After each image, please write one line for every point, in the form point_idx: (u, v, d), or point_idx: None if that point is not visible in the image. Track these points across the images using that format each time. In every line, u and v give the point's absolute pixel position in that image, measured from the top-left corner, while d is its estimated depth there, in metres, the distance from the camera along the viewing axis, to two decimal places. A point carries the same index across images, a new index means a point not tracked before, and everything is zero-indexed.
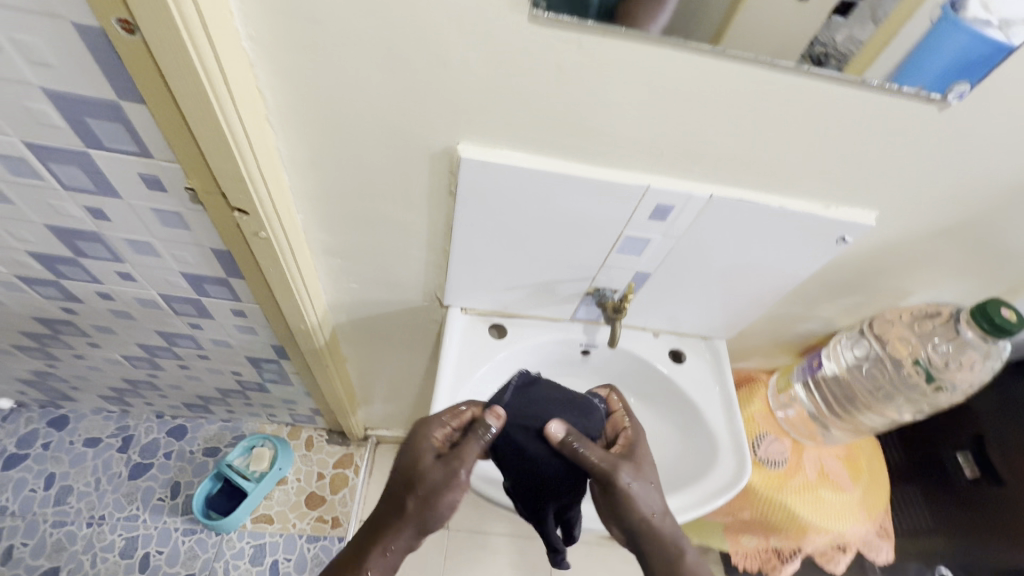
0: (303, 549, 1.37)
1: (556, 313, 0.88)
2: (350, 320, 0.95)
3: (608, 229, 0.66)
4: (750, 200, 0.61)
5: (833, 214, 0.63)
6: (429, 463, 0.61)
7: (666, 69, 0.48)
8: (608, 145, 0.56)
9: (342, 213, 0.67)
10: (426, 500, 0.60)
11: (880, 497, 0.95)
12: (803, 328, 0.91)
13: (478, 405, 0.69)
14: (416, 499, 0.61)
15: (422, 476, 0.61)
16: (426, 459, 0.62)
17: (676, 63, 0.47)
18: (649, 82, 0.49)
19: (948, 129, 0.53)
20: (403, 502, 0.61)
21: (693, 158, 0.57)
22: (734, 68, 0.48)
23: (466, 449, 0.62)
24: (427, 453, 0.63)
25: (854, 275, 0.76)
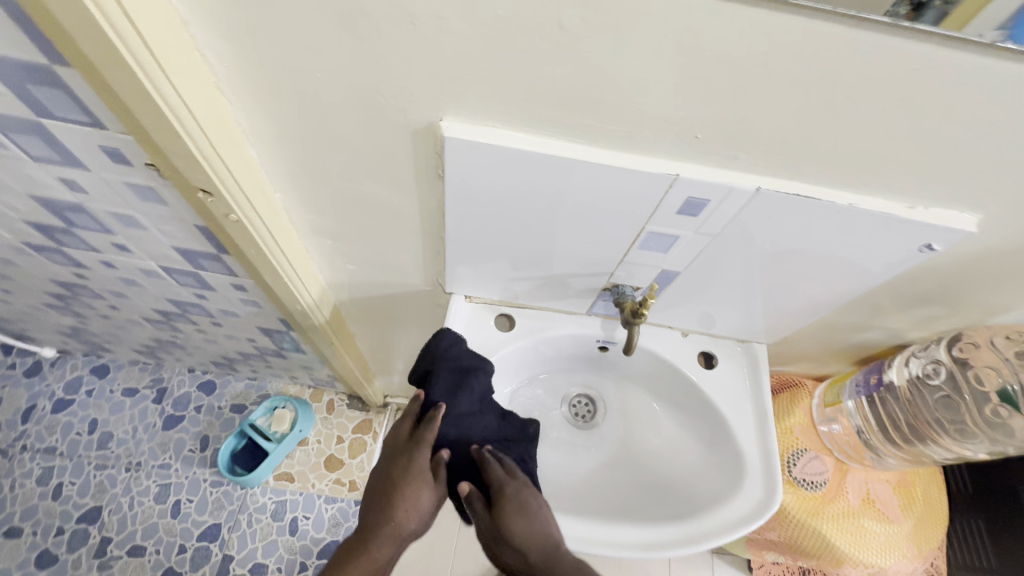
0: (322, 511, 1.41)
1: (571, 306, 0.78)
2: (354, 298, 0.89)
3: (628, 222, 0.55)
4: (811, 195, 0.49)
5: (921, 216, 0.49)
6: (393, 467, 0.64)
7: (701, 25, 0.36)
8: (629, 126, 0.44)
9: (324, 192, 0.60)
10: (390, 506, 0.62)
11: (935, 530, 0.83)
12: (863, 337, 0.77)
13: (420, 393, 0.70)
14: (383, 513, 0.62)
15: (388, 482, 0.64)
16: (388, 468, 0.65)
17: (717, 17, 0.35)
18: (680, 43, 0.37)
19: None
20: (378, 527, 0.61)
21: (739, 142, 0.45)
22: (799, 26, 0.35)
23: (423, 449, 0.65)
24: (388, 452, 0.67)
25: (935, 285, 0.62)
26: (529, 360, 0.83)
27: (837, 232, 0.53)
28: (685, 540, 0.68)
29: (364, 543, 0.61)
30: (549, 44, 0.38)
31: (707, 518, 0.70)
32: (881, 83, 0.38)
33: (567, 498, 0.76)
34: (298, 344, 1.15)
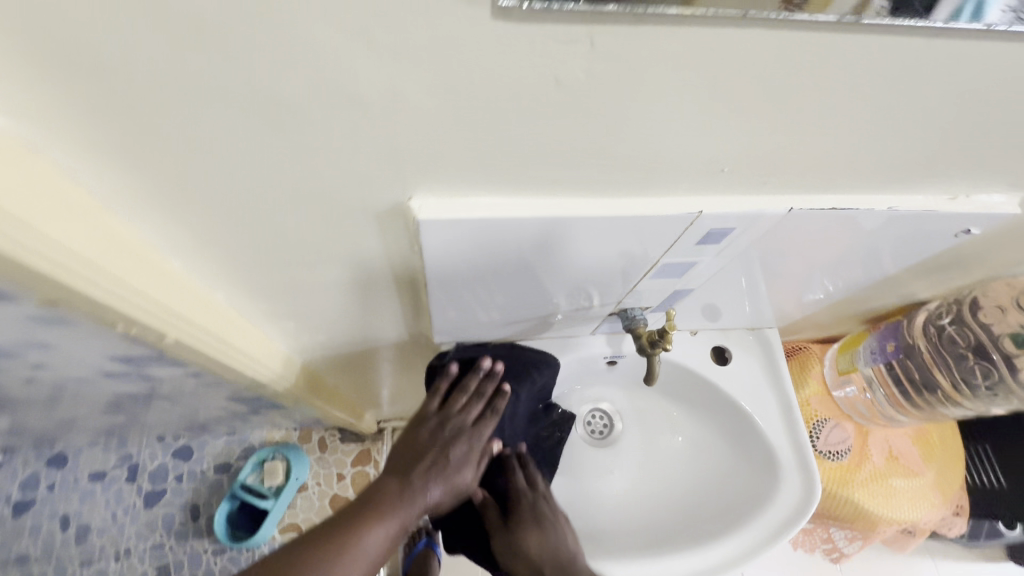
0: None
1: (574, 330, 0.72)
2: (331, 357, 0.80)
3: (640, 259, 0.48)
4: (849, 206, 0.43)
5: (963, 207, 0.44)
6: (447, 438, 0.60)
7: (735, 59, 0.28)
8: (644, 172, 0.37)
9: (276, 282, 0.50)
10: (436, 475, 0.58)
11: (956, 474, 0.84)
12: (873, 304, 0.74)
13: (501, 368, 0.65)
14: (424, 476, 0.58)
15: (434, 448, 0.60)
16: (439, 433, 0.61)
17: (754, 48, 0.27)
18: (708, 81, 0.29)
19: None
20: (422, 484, 0.57)
21: (772, 168, 0.38)
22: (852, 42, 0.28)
23: (482, 434, 0.62)
24: (439, 414, 0.62)
25: (955, 256, 0.58)
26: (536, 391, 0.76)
27: (868, 232, 0.48)
28: (733, 559, 0.67)
29: (395, 493, 0.55)
30: (546, 107, 0.29)
31: (750, 528, 0.68)
32: (942, 89, 0.32)
33: (608, 535, 0.72)
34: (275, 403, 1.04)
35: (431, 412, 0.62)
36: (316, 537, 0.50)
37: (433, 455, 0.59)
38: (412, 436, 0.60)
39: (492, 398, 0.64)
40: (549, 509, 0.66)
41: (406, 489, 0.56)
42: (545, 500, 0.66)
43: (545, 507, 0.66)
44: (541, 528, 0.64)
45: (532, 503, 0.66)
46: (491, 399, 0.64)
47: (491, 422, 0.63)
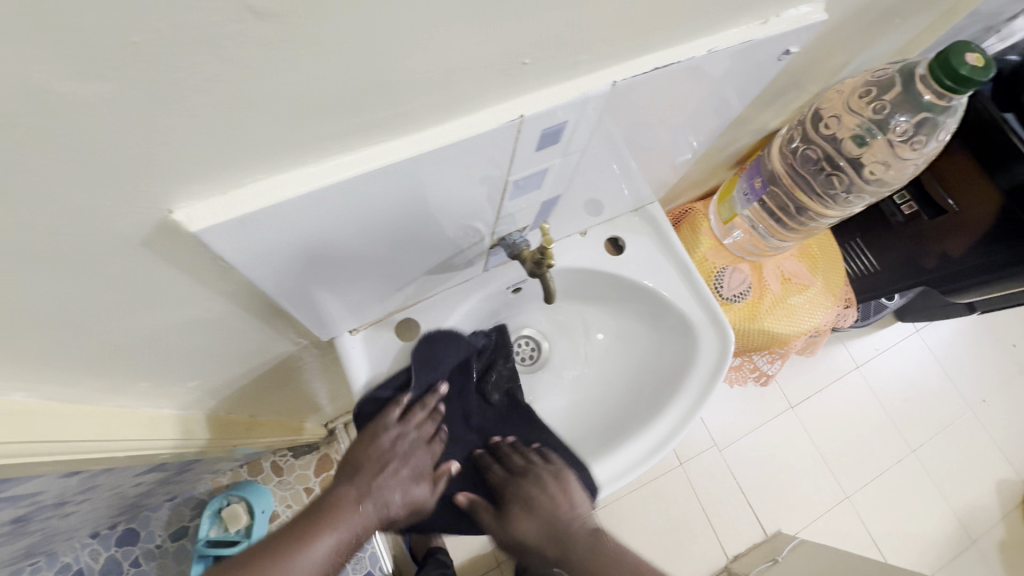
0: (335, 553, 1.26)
1: (465, 276, 0.68)
2: (227, 395, 0.72)
3: (481, 188, 0.44)
4: (674, 60, 0.39)
5: (778, 27, 0.43)
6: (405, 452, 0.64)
7: None
8: (436, 95, 0.31)
9: (85, 356, 0.41)
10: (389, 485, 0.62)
11: (840, 273, 0.93)
12: (734, 148, 0.76)
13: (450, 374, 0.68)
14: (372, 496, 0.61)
15: (387, 472, 0.62)
16: (395, 448, 0.63)
17: None
18: None
19: None
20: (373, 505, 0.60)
21: (575, 48, 0.34)
22: None
23: (432, 453, 0.66)
24: (400, 426, 0.64)
25: (789, 76, 0.59)
26: None
27: (703, 79, 0.46)
28: (680, 423, 0.71)
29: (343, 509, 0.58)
30: (264, 50, 0.23)
31: (687, 390, 0.72)
32: None
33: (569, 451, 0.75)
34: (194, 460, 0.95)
35: (389, 423, 0.63)
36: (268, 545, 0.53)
37: (386, 470, 0.62)
38: (367, 449, 0.63)
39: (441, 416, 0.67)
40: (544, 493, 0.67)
41: (357, 505, 0.59)
42: (539, 479, 0.68)
43: (536, 489, 0.67)
44: (529, 515, 0.67)
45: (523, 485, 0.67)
46: (441, 414, 0.67)
47: (441, 442, 0.67)
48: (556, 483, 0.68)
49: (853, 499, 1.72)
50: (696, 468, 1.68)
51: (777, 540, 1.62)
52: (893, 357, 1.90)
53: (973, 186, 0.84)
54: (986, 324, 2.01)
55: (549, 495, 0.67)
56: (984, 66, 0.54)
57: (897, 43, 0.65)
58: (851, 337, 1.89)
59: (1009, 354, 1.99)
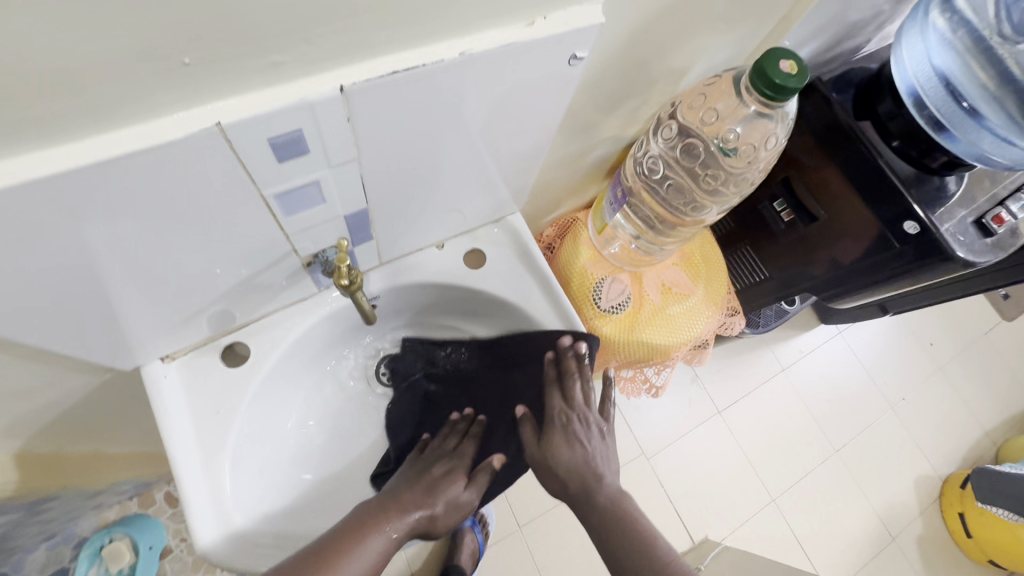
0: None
1: (298, 293, 0.63)
2: (38, 436, 0.64)
3: (231, 201, 0.39)
4: (419, 63, 0.36)
5: (546, 29, 0.40)
6: (438, 462, 0.67)
7: None
8: (67, 97, 0.27)
9: None
10: (431, 485, 0.64)
11: (723, 282, 0.92)
12: (594, 156, 0.74)
13: (403, 398, 0.74)
14: (420, 500, 0.62)
15: (424, 476, 0.64)
16: (421, 461, 0.67)
17: None
18: None
19: None
20: (419, 492, 0.62)
21: (263, 45, 0.30)
22: None
23: (462, 455, 0.68)
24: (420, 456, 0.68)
25: (620, 81, 0.58)
26: (294, 371, 0.68)
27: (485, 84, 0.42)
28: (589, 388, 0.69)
29: (387, 507, 0.59)
30: None
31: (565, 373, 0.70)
32: None
33: None
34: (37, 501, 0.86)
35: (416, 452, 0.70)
36: (330, 544, 0.53)
37: (423, 479, 0.64)
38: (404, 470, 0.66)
39: (462, 426, 0.72)
40: (589, 416, 0.68)
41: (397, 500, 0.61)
42: (560, 415, 0.67)
43: (555, 421, 0.67)
44: (563, 444, 0.66)
45: (561, 418, 0.67)
46: (461, 423, 0.72)
47: (471, 440, 0.70)
48: (581, 391, 0.68)
49: (778, 502, 1.74)
50: (624, 477, 1.65)
51: (703, 547, 1.61)
52: (818, 359, 1.93)
53: (839, 197, 0.84)
54: (906, 324, 2.07)
55: (581, 423, 0.67)
56: (797, 74, 0.53)
57: (736, 49, 0.64)
58: (777, 341, 1.92)
59: (928, 353, 2.05)
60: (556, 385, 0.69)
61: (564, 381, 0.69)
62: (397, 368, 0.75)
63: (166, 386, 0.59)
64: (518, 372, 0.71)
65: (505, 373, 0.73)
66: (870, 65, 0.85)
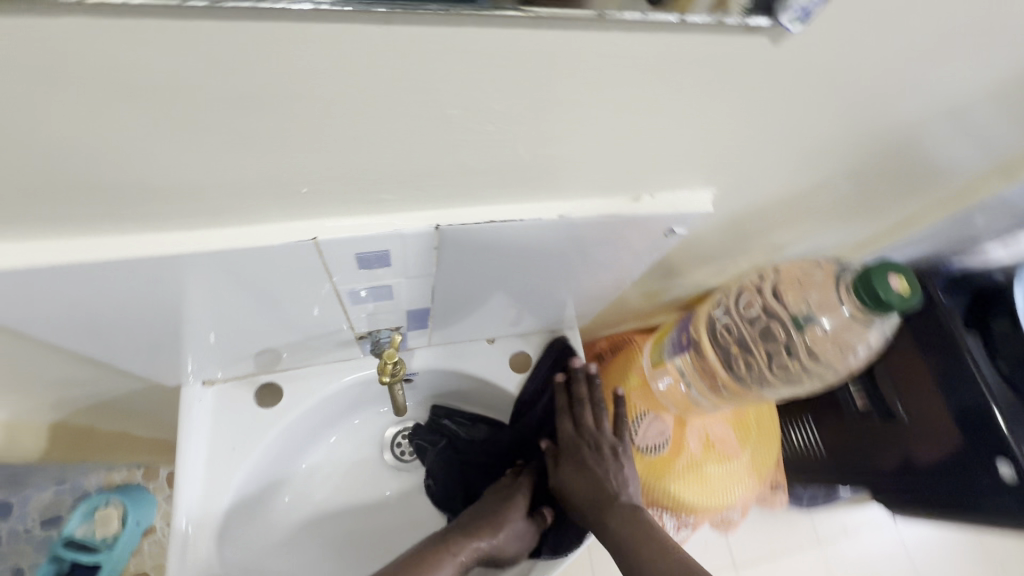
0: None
1: (342, 355, 0.64)
2: (75, 411, 0.67)
3: (306, 286, 0.41)
4: (518, 218, 0.37)
5: (648, 208, 0.40)
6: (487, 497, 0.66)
7: (123, 71, 0.20)
8: (186, 204, 0.29)
9: None
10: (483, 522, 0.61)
11: (769, 453, 0.86)
12: (668, 294, 0.72)
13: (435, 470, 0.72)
14: (483, 529, 0.61)
15: (477, 509, 0.64)
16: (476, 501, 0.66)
17: (138, 56, 0.20)
18: (116, 96, 0.21)
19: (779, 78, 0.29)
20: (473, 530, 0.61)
21: (371, 186, 0.31)
22: (283, 42, 0.20)
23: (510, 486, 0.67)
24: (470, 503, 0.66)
25: (713, 244, 0.56)
26: (316, 423, 0.68)
27: (574, 238, 0.42)
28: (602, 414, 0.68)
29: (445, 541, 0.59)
30: None
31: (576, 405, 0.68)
32: (494, 97, 0.26)
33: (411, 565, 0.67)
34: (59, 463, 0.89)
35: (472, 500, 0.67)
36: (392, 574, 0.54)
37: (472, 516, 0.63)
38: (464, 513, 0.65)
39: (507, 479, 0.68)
40: (606, 442, 0.65)
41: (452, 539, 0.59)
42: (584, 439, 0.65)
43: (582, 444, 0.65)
44: (581, 478, 0.63)
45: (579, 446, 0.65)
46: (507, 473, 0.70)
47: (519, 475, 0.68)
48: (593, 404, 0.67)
49: None
50: None
51: None
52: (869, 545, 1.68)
53: (924, 401, 0.76)
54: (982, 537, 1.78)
55: (600, 450, 0.65)
56: (907, 294, 0.49)
57: (844, 235, 0.61)
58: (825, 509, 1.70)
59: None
60: (568, 412, 0.67)
61: (574, 409, 0.66)
62: (423, 437, 0.73)
63: (196, 408, 0.61)
64: (535, 412, 0.70)
65: (525, 417, 0.71)
66: (994, 274, 0.78)
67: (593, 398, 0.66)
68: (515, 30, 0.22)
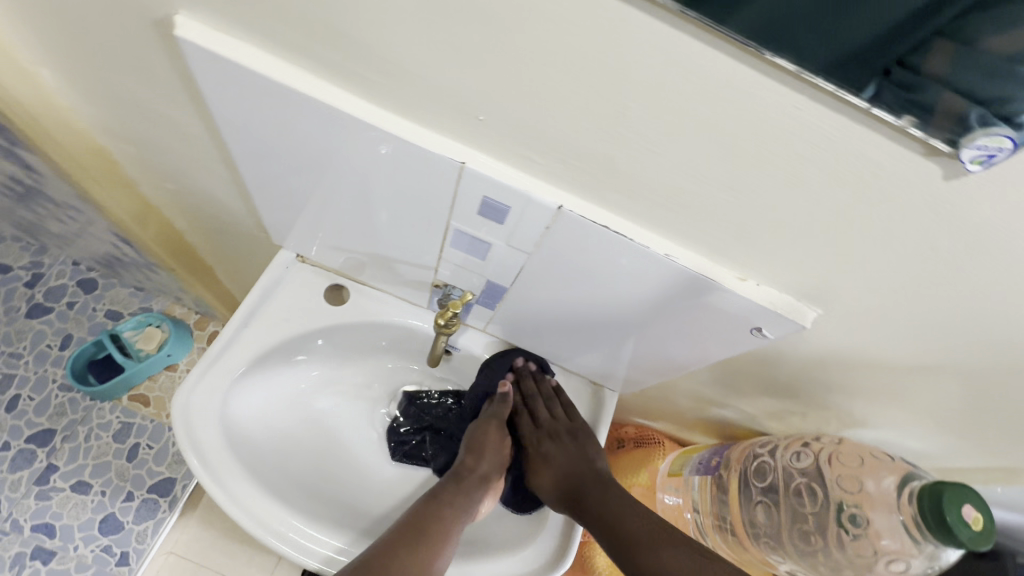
0: (29, 498, 1.07)
1: (409, 295, 0.68)
2: (194, 228, 0.77)
3: (429, 207, 0.46)
4: (630, 237, 0.39)
5: (749, 292, 0.40)
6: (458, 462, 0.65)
7: None
8: (393, 86, 0.35)
9: (96, 90, 0.49)
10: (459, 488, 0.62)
11: None
12: (718, 412, 0.69)
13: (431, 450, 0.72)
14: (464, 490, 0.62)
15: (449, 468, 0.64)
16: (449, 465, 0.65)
17: None
18: None
19: (933, 221, 0.30)
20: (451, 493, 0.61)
21: (528, 143, 0.35)
22: None
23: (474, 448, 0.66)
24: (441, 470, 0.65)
25: (791, 379, 0.54)
26: (357, 345, 0.72)
27: (666, 287, 0.43)
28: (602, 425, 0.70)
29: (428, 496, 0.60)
30: None
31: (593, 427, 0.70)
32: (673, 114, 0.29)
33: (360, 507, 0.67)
34: (150, 270, 1.01)
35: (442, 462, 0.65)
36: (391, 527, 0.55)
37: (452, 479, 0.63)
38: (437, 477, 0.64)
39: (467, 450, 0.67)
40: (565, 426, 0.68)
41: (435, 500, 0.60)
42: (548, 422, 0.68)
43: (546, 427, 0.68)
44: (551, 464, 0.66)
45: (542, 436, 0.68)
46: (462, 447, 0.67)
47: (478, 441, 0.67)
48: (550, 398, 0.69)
49: None
50: None
51: None
52: None
53: None
54: None
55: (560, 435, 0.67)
56: (979, 531, 0.44)
57: (927, 448, 0.56)
58: None
59: None
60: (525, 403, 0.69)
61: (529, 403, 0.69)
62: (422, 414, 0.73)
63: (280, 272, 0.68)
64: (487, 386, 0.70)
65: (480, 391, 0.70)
66: None
67: (543, 392, 0.70)
68: (722, 61, 0.25)
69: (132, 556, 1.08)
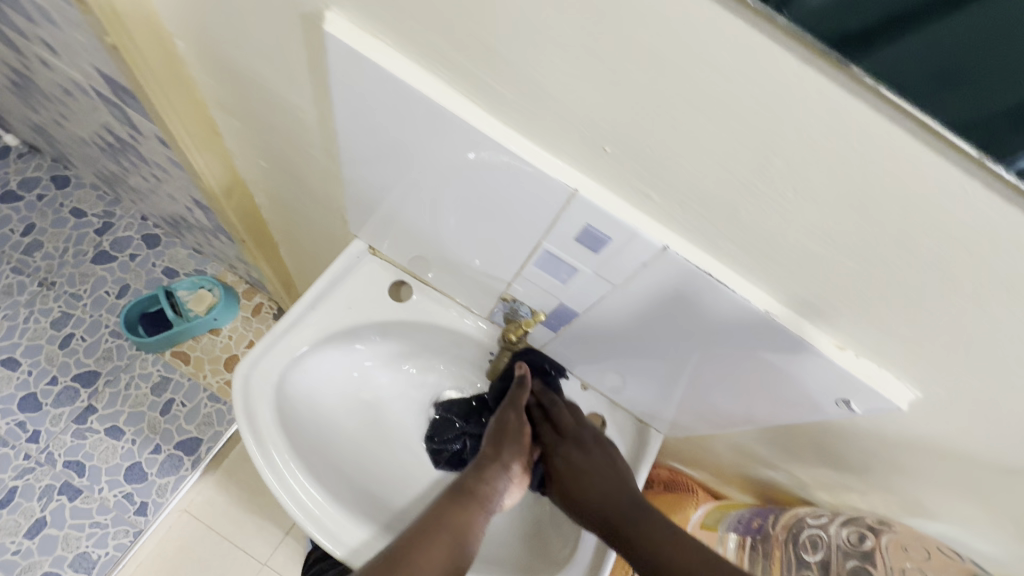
0: (66, 433, 1.11)
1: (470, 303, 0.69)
2: (271, 204, 0.80)
3: (523, 224, 0.46)
4: (732, 287, 0.38)
5: (847, 363, 0.39)
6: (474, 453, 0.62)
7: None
8: (526, 105, 0.35)
9: (223, 66, 0.51)
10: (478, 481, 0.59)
11: None
12: (766, 472, 0.66)
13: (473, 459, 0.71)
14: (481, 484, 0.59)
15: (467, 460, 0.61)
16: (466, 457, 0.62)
17: None
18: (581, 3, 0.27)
19: None
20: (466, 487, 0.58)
21: (649, 179, 0.35)
22: (721, 35, 0.25)
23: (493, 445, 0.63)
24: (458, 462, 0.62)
25: (859, 454, 0.51)
26: (411, 343, 0.72)
27: (755, 342, 0.42)
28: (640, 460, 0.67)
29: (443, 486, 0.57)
30: None
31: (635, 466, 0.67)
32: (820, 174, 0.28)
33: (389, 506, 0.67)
34: (216, 236, 1.05)
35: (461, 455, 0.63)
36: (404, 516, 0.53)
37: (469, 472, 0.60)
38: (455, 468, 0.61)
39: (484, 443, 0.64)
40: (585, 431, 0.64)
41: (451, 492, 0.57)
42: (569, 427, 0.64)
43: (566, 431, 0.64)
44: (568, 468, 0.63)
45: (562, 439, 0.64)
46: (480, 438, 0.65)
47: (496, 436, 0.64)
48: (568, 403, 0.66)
49: None
50: None
51: None
52: None
53: None
54: None
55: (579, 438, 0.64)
56: None
57: (997, 553, 0.52)
58: None
59: None
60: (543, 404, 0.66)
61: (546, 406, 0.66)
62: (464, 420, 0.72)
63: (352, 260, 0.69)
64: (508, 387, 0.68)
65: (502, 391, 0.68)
66: None
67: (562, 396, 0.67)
68: (894, 131, 0.25)
69: (150, 507, 1.10)
